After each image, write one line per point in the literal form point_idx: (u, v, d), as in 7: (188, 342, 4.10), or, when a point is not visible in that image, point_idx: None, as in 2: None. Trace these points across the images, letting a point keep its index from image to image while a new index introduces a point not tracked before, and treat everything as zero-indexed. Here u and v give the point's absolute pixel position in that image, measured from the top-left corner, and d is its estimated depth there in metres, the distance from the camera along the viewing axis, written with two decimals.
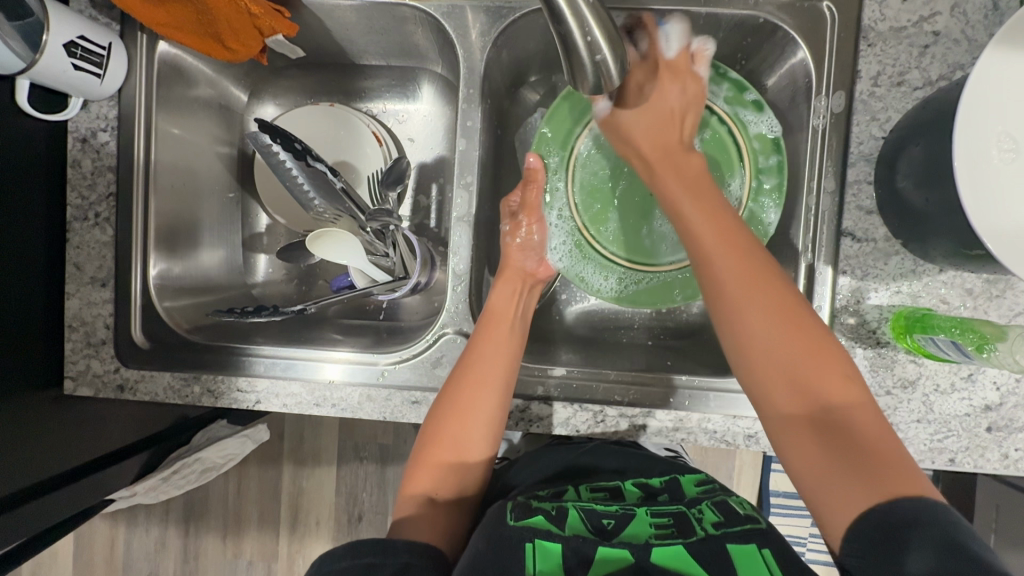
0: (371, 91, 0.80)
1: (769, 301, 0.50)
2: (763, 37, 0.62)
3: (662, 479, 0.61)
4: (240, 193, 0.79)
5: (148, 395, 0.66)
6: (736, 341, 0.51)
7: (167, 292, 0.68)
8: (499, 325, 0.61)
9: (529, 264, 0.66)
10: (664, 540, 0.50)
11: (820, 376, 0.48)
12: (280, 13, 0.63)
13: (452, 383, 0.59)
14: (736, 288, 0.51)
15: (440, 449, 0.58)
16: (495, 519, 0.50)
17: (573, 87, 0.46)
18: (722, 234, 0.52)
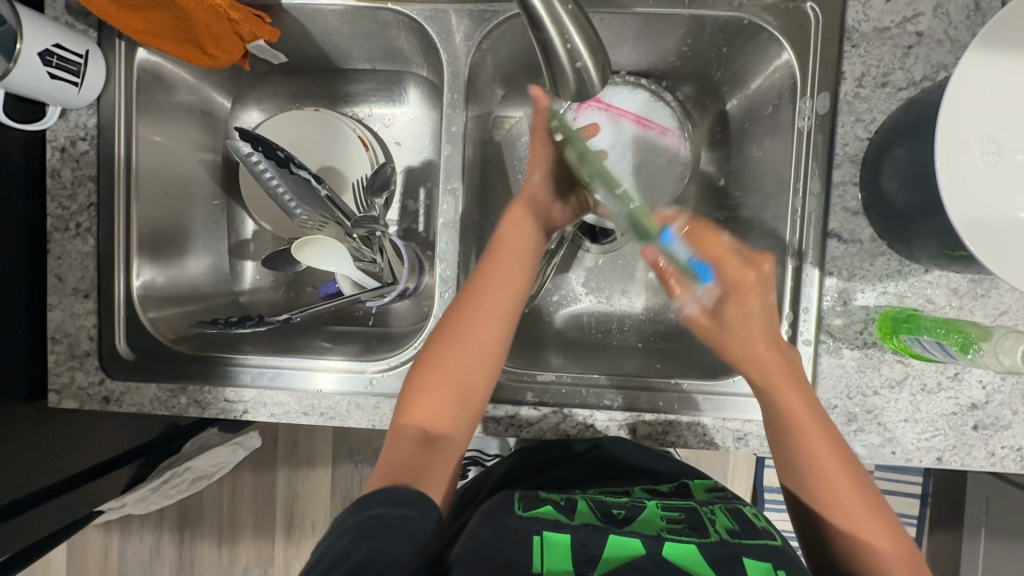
0: (356, 95, 0.79)
1: (823, 438, 0.52)
2: (747, 39, 0.62)
3: (670, 484, 0.61)
4: (225, 200, 0.78)
5: (133, 407, 0.65)
6: (787, 465, 0.53)
7: (151, 302, 0.67)
8: (507, 254, 0.61)
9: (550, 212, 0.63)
10: (675, 535, 0.50)
11: (847, 496, 0.51)
12: (261, 19, 0.62)
13: (460, 310, 0.58)
14: (809, 425, 0.52)
15: (441, 376, 0.56)
16: (502, 508, 0.51)
17: (555, 95, 0.45)
18: (784, 380, 0.53)
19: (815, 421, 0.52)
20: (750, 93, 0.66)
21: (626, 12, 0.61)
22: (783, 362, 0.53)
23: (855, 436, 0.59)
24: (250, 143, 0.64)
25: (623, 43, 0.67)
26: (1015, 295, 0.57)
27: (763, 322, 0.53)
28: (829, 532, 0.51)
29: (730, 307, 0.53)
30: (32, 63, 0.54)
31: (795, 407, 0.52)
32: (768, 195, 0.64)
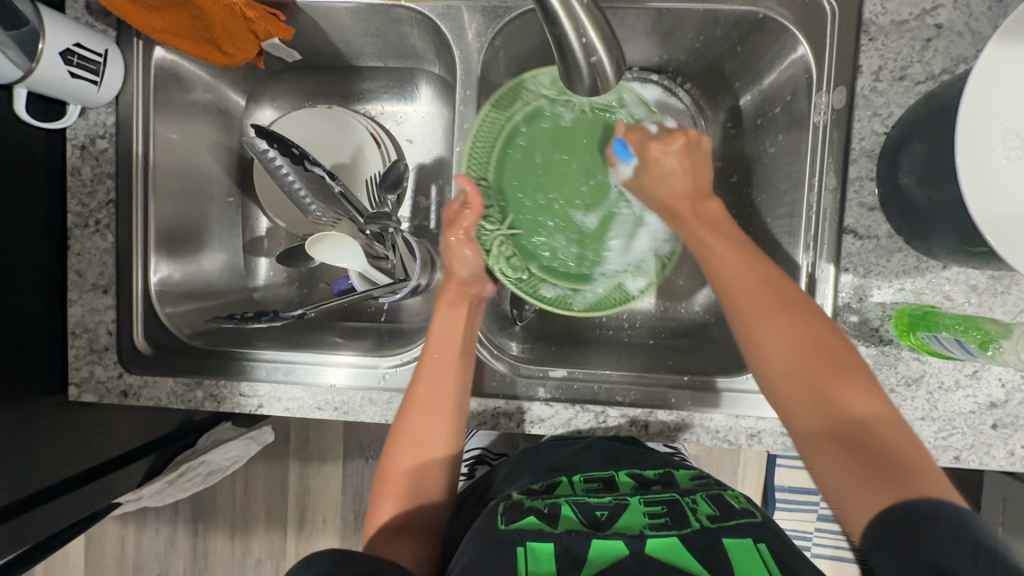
0: (369, 92, 0.79)
1: (800, 330, 0.50)
2: (761, 33, 0.61)
3: (656, 470, 0.61)
4: (240, 197, 0.79)
5: (151, 401, 0.66)
6: (764, 369, 0.50)
7: (169, 298, 0.68)
8: (445, 353, 0.59)
9: (472, 278, 0.62)
10: (659, 530, 0.49)
11: (839, 392, 0.47)
12: (276, 17, 0.62)
13: (402, 415, 0.59)
14: (742, 284, 0.53)
15: (396, 479, 0.59)
16: (487, 524, 0.52)
17: (569, 89, 0.45)
18: (743, 259, 0.54)
19: (770, 304, 0.51)
20: (764, 88, 0.65)
21: (639, 7, 0.61)
22: (739, 255, 0.54)
23: None
24: (265, 140, 0.63)
25: (635, 37, 0.67)
26: None
27: (673, 174, 0.59)
28: (853, 428, 0.45)
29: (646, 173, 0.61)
30: (52, 62, 0.55)
31: (789, 293, 0.52)
32: (782, 190, 0.64)
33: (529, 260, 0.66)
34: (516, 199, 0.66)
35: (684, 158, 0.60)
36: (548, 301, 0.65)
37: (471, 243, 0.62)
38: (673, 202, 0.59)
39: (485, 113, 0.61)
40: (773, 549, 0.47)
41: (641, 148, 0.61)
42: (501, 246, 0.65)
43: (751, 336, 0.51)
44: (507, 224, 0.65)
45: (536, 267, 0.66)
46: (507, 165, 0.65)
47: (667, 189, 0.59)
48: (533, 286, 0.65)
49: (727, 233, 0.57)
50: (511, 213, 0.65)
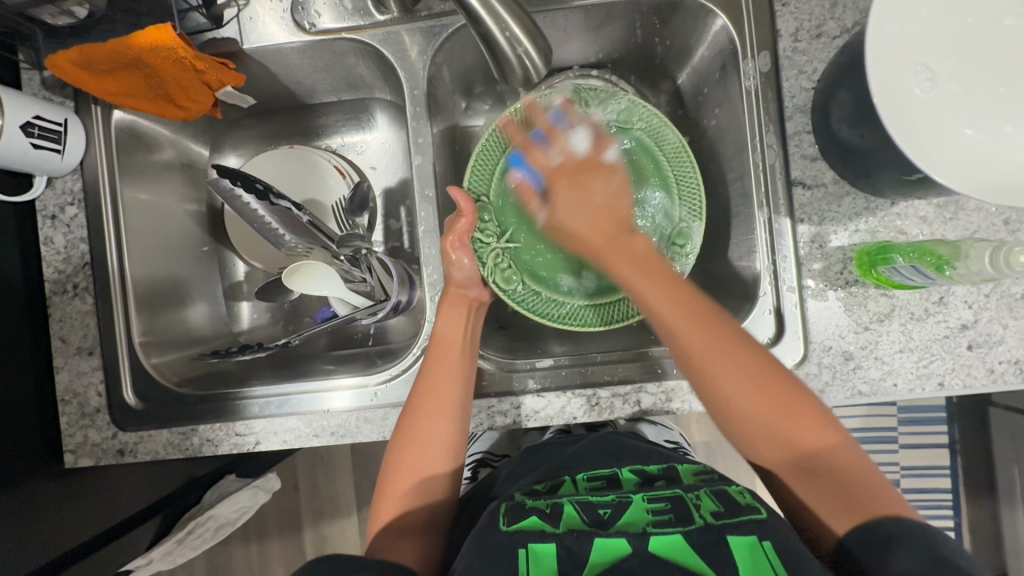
0: (327, 127, 0.82)
1: (732, 359, 0.49)
2: (683, 14, 0.65)
3: (660, 465, 0.61)
4: (213, 245, 0.80)
5: (148, 456, 0.65)
6: (699, 380, 0.50)
7: (153, 348, 0.69)
8: (449, 352, 0.60)
9: (472, 287, 0.64)
10: (661, 528, 0.48)
11: (796, 427, 0.48)
12: (226, 65, 0.64)
13: (412, 409, 0.59)
14: (669, 307, 0.50)
15: (402, 473, 0.58)
16: (488, 526, 0.51)
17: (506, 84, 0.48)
18: (662, 290, 0.50)
19: (691, 318, 0.49)
20: (696, 64, 0.69)
21: (566, 7, 0.65)
22: (657, 273, 0.52)
23: (855, 374, 0.60)
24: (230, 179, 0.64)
25: (569, 39, 0.71)
26: (982, 214, 0.59)
27: (588, 213, 0.54)
28: (801, 455, 0.48)
29: (569, 198, 0.55)
30: (13, 136, 0.57)
31: (687, 339, 0.49)
32: (730, 156, 0.67)
33: (525, 275, 0.66)
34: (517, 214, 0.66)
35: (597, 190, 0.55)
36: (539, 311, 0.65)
37: (466, 249, 0.62)
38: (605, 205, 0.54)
39: (490, 129, 0.65)
40: (778, 547, 0.45)
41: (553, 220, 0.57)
42: (499, 261, 0.65)
43: (694, 370, 0.50)
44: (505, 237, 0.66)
45: (530, 284, 0.66)
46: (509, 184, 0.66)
47: (594, 227, 0.53)
48: (533, 301, 0.65)
49: (675, 296, 0.50)
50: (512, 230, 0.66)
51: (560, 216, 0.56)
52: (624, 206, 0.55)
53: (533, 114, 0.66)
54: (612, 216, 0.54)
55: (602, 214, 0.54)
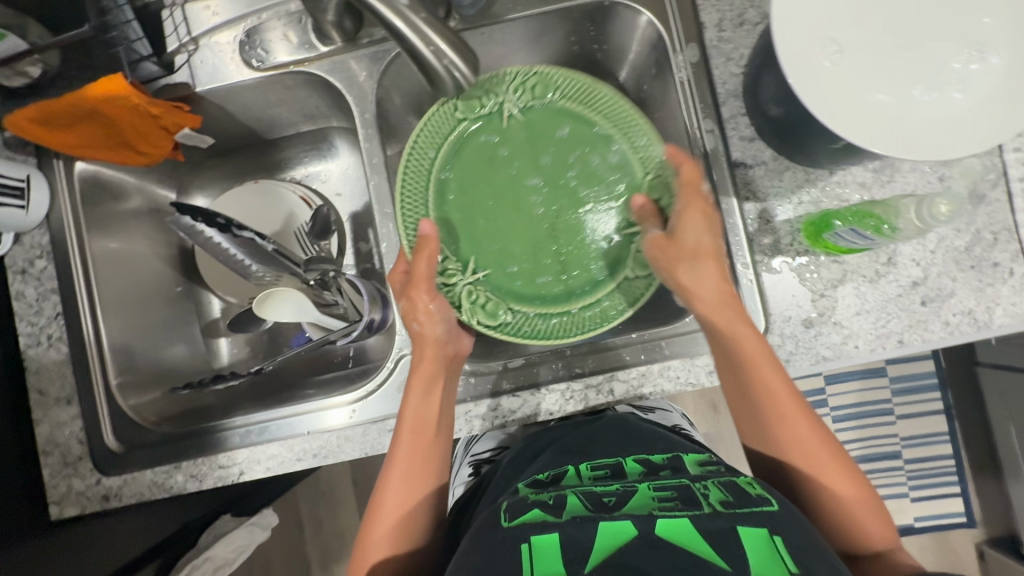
0: (291, 160, 0.85)
1: (806, 412, 0.53)
2: (614, 17, 0.68)
3: (664, 455, 0.55)
4: (187, 284, 0.81)
5: (133, 498, 0.65)
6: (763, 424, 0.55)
7: (131, 390, 0.70)
8: (429, 426, 0.58)
9: (448, 341, 0.61)
10: (669, 513, 0.45)
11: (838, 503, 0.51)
12: (181, 109, 0.66)
13: (385, 481, 0.57)
14: (742, 348, 0.54)
15: (372, 547, 0.55)
16: (488, 523, 0.47)
17: (444, 98, 0.49)
18: (752, 355, 0.54)
19: (767, 373, 0.53)
20: (634, 63, 0.72)
21: (502, 21, 0.68)
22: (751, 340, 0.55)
23: (818, 340, 0.62)
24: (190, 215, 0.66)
25: (512, 52, 0.74)
26: (917, 174, 0.62)
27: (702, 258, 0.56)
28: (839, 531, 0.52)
29: (689, 242, 0.57)
30: None
31: (782, 418, 0.53)
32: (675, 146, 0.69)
33: (508, 300, 0.65)
34: (473, 241, 0.66)
35: (709, 228, 0.57)
36: (533, 335, 0.64)
37: (436, 301, 0.60)
38: (709, 287, 0.55)
39: (406, 160, 0.62)
40: (790, 542, 0.42)
41: (665, 270, 0.58)
42: (474, 297, 0.64)
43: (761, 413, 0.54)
44: (470, 269, 0.65)
45: (521, 308, 0.65)
46: (455, 209, 0.66)
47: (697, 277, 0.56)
48: (528, 326, 0.64)
49: (757, 348, 0.54)
50: (477, 259, 0.66)
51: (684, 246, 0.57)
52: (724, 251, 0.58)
53: (446, 129, 0.64)
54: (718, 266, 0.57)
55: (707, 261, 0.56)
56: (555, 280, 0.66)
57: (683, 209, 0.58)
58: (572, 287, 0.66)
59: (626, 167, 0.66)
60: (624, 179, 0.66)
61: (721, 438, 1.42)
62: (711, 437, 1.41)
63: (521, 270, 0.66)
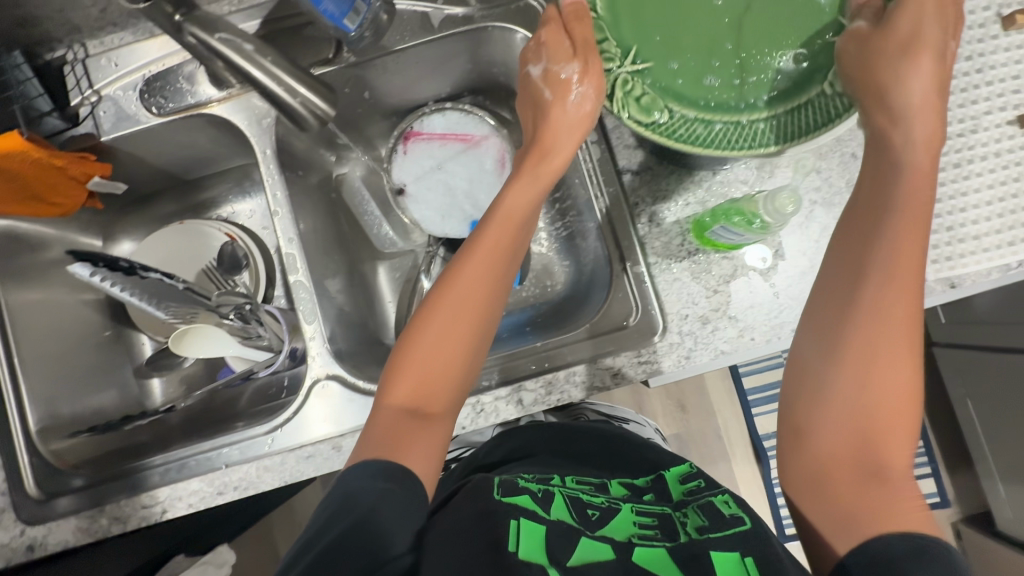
0: (216, 199, 0.87)
1: (911, 343, 0.49)
2: (498, 41, 0.72)
3: (647, 479, 0.65)
4: (116, 327, 0.83)
5: (57, 546, 0.65)
6: (879, 316, 0.49)
7: (54, 436, 0.70)
8: (496, 238, 0.59)
9: (569, 119, 0.60)
10: (646, 541, 0.52)
11: (888, 435, 0.48)
12: (87, 158, 0.68)
13: (436, 296, 0.58)
14: (904, 231, 0.49)
15: (410, 360, 0.56)
16: (482, 490, 0.53)
17: (302, 130, 0.60)
18: (913, 253, 0.49)
19: (895, 272, 0.49)
20: None
21: (389, 53, 0.70)
22: (913, 245, 0.49)
23: (715, 335, 0.63)
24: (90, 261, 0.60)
25: (414, 79, 0.77)
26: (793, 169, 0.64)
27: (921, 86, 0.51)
28: (879, 457, 0.47)
29: (932, 42, 0.51)
30: None
31: (895, 306, 0.48)
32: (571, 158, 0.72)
33: (668, 99, 0.57)
34: (680, 27, 0.58)
35: (936, 63, 0.51)
36: (698, 139, 0.56)
37: (579, 84, 0.59)
38: (913, 165, 0.50)
39: None
40: (758, 561, 0.48)
41: (870, 84, 0.52)
42: (628, 87, 0.58)
43: (883, 304, 0.49)
44: (632, 60, 0.58)
45: (679, 110, 0.57)
46: (636, 6, 0.59)
47: (925, 127, 0.51)
48: (686, 131, 0.57)
49: (908, 251, 0.49)
50: (641, 52, 0.59)
51: (913, 81, 0.51)
52: (949, 76, 0.52)
53: None
54: (930, 121, 0.51)
55: (921, 112, 0.51)
56: (726, 85, 0.57)
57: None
58: (716, 101, 0.57)
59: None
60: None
61: (691, 437, 1.42)
62: (681, 437, 1.41)
63: (685, 68, 0.58)
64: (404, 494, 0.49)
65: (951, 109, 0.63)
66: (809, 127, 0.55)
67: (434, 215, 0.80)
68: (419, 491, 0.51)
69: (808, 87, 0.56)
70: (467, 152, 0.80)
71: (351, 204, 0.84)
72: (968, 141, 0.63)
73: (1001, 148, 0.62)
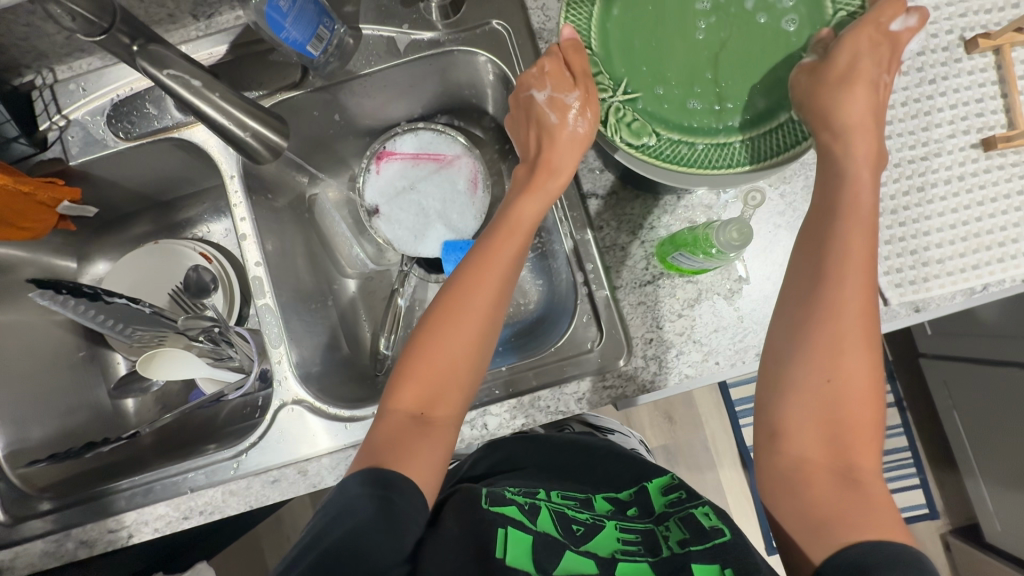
0: (192, 219, 0.88)
1: (869, 343, 0.49)
2: (465, 65, 0.72)
3: (632, 491, 0.62)
4: (90, 348, 0.83)
5: (23, 570, 0.65)
6: (830, 315, 0.49)
7: (23, 459, 0.71)
8: (503, 246, 0.58)
9: (571, 149, 0.59)
10: (629, 556, 0.52)
11: (858, 440, 0.47)
12: (56, 183, 0.69)
13: (446, 297, 0.57)
14: (858, 235, 0.50)
15: (419, 364, 0.55)
16: (469, 502, 0.53)
17: (255, 162, 0.61)
18: (868, 258, 0.50)
19: (847, 271, 0.49)
20: (497, 100, 0.76)
21: (356, 76, 0.70)
22: (865, 250, 0.50)
23: (679, 359, 0.63)
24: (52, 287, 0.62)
25: (384, 101, 0.77)
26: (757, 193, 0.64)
27: (860, 106, 0.53)
28: (846, 460, 0.47)
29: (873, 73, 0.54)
30: None
31: (851, 309, 0.49)
32: None
33: (655, 124, 0.58)
34: (664, 57, 0.59)
35: (866, 99, 0.53)
36: (683, 161, 0.56)
37: (583, 112, 0.58)
38: (856, 170, 0.52)
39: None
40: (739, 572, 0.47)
41: (816, 110, 0.53)
42: (621, 114, 0.58)
43: (838, 307, 0.49)
44: (623, 89, 0.58)
45: (665, 133, 0.57)
46: (621, 35, 0.59)
47: (863, 145, 0.52)
48: (673, 151, 0.57)
49: (864, 257, 0.50)
50: (629, 81, 0.59)
51: (851, 100, 0.52)
52: (882, 104, 0.55)
53: None
54: (868, 137, 0.53)
55: (859, 132, 0.53)
56: (707, 110, 0.57)
57: (854, 34, 0.54)
58: (698, 124, 0.57)
59: (789, 14, 0.58)
60: (794, 12, 0.58)
61: (678, 450, 1.41)
62: (669, 448, 1.41)
63: (670, 94, 0.58)
64: (403, 504, 0.48)
65: (915, 133, 0.63)
66: (784, 157, 0.55)
67: (405, 234, 0.80)
68: (421, 500, 0.49)
69: (780, 113, 0.56)
70: (440, 172, 0.80)
71: (324, 225, 0.83)
72: (931, 165, 0.63)
73: (964, 171, 0.62)
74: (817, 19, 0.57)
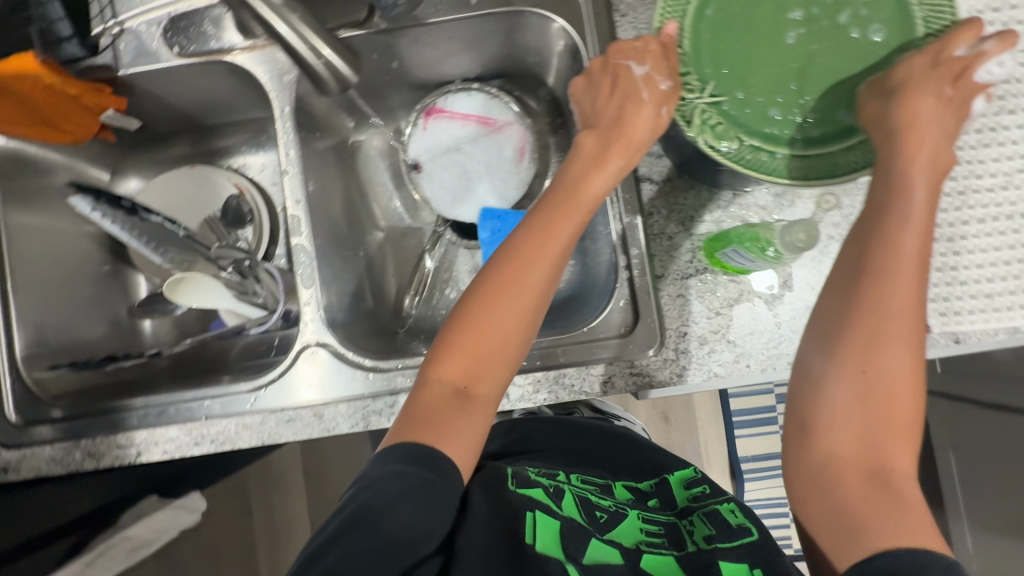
0: (229, 149, 0.86)
1: (911, 349, 0.48)
2: (533, 29, 0.70)
3: (651, 483, 0.62)
4: (114, 263, 0.81)
5: (30, 472, 0.66)
6: (874, 316, 0.48)
7: (38, 364, 0.71)
8: (557, 229, 0.56)
9: (645, 130, 0.59)
10: (653, 547, 0.51)
11: (894, 445, 0.47)
12: (104, 89, 0.68)
13: (496, 270, 0.56)
14: (905, 235, 0.49)
15: (464, 336, 0.54)
16: (497, 483, 0.55)
17: (320, 88, 0.63)
18: (918, 259, 0.49)
19: (890, 273, 0.49)
20: (558, 70, 0.74)
21: (423, 24, 0.68)
22: (914, 249, 0.49)
23: (710, 356, 0.62)
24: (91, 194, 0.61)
25: (443, 54, 0.75)
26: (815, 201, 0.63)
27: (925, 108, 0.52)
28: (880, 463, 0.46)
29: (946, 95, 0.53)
30: None
31: (896, 312, 0.48)
32: None
33: (741, 129, 0.55)
34: (752, 59, 0.56)
35: (937, 123, 0.53)
36: (763, 167, 0.54)
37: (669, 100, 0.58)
38: (908, 170, 0.51)
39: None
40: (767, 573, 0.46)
41: (902, 123, 0.51)
42: (706, 115, 0.55)
43: (880, 308, 0.48)
44: (709, 91, 0.56)
45: (748, 138, 0.55)
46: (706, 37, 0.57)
47: (920, 147, 0.52)
48: (753, 157, 0.55)
49: (911, 258, 0.49)
50: (715, 83, 0.56)
51: (918, 107, 0.52)
52: (951, 124, 0.54)
53: None
54: (924, 146, 0.52)
55: (914, 139, 0.52)
56: (790, 121, 0.55)
57: (922, 58, 0.53)
58: (780, 133, 0.55)
59: (873, 23, 0.55)
60: (881, 21, 0.55)
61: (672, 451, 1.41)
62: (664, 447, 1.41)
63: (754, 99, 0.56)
64: (443, 489, 0.49)
65: (984, 162, 0.62)
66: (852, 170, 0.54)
67: (444, 194, 0.78)
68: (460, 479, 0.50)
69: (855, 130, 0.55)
70: (488, 136, 0.79)
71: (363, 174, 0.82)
72: (995, 197, 0.61)
73: None
74: (901, 39, 0.55)
